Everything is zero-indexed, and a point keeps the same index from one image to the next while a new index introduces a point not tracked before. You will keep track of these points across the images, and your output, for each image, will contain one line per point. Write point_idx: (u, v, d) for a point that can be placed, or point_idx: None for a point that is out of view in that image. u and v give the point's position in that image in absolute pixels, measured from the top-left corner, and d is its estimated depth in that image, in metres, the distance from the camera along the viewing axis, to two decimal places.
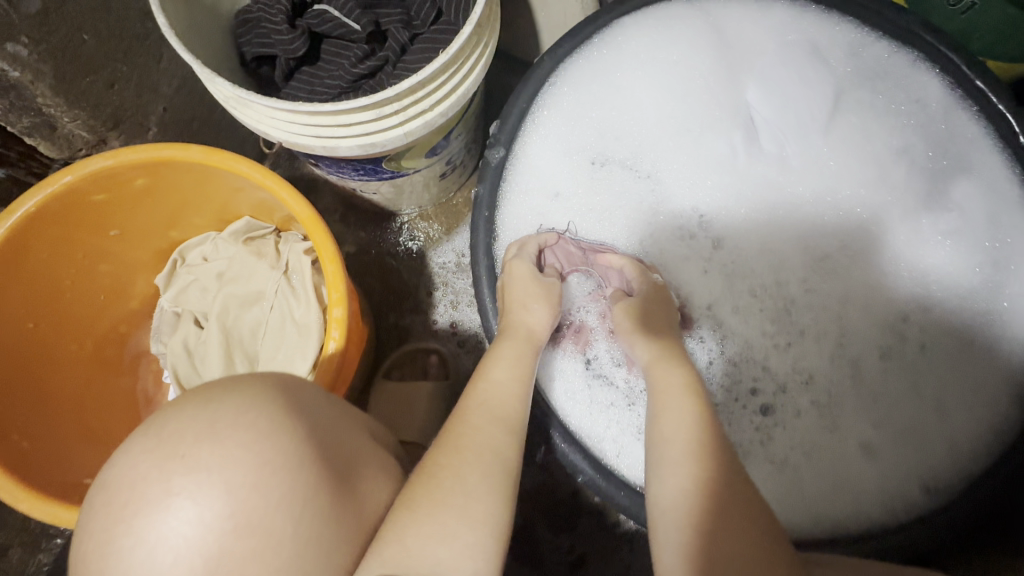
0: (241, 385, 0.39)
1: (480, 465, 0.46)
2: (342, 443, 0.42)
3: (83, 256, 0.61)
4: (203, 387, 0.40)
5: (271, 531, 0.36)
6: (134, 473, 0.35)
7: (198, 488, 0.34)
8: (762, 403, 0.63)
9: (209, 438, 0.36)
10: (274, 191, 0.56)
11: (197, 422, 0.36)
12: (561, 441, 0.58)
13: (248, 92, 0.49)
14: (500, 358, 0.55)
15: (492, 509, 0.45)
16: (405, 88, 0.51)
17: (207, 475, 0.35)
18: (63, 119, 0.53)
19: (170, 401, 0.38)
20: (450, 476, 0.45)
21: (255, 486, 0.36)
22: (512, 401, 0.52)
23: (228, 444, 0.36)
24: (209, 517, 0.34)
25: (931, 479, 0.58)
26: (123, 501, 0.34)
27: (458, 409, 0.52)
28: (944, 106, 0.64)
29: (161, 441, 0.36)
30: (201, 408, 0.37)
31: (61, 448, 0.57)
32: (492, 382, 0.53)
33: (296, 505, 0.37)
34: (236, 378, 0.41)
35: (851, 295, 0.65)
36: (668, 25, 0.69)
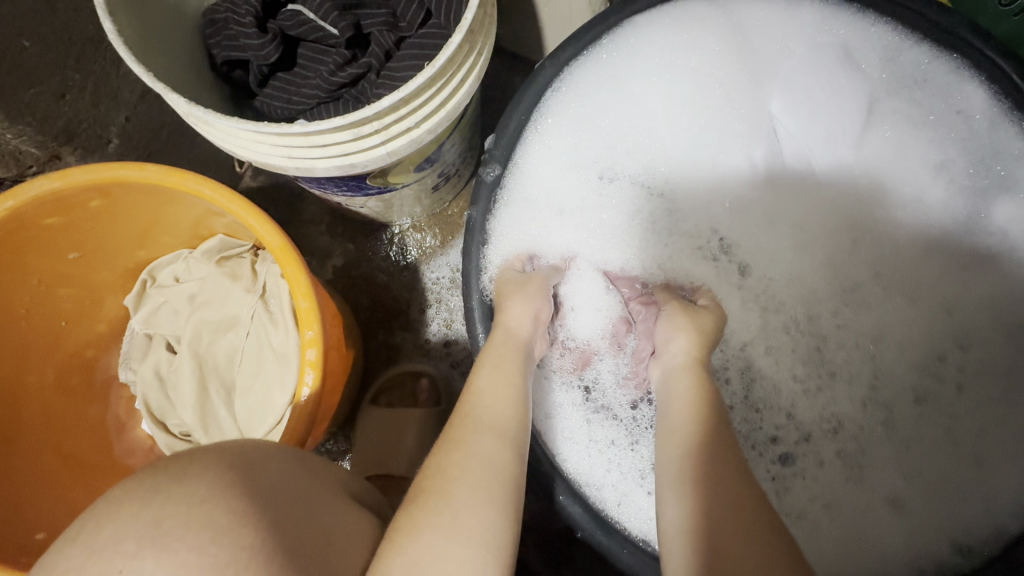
0: (193, 470, 0.34)
1: (468, 493, 0.42)
2: (311, 516, 0.38)
3: (40, 283, 0.56)
4: (146, 474, 0.34)
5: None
6: None
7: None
8: (782, 452, 0.58)
9: (155, 544, 0.30)
10: (241, 217, 0.51)
11: (137, 525, 0.30)
12: (563, 495, 0.53)
13: (205, 111, 0.43)
14: (488, 364, 0.52)
15: (488, 527, 0.41)
16: (385, 106, 0.45)
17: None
18: (5, 136, 0.48)
19: (106, 497, 0.32)
20: (434, 497, 0.42)
21: None
22: (504, 409, 0.49)
23: (179, 551, 0.30)
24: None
25: (966, 538, 0.53)
26: None
27: (443, 432, 0.48)
28: (989, 120, 0.57)
29: (91, 557, 0.29)
30: (141, 506, 0.31)
31: (16, 496, 0.53)
32: (478, 394, 0.50)
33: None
34: (189, 456, 0.35)
35: (884, 331, 0.60)
36: (686, 25, 0.62)
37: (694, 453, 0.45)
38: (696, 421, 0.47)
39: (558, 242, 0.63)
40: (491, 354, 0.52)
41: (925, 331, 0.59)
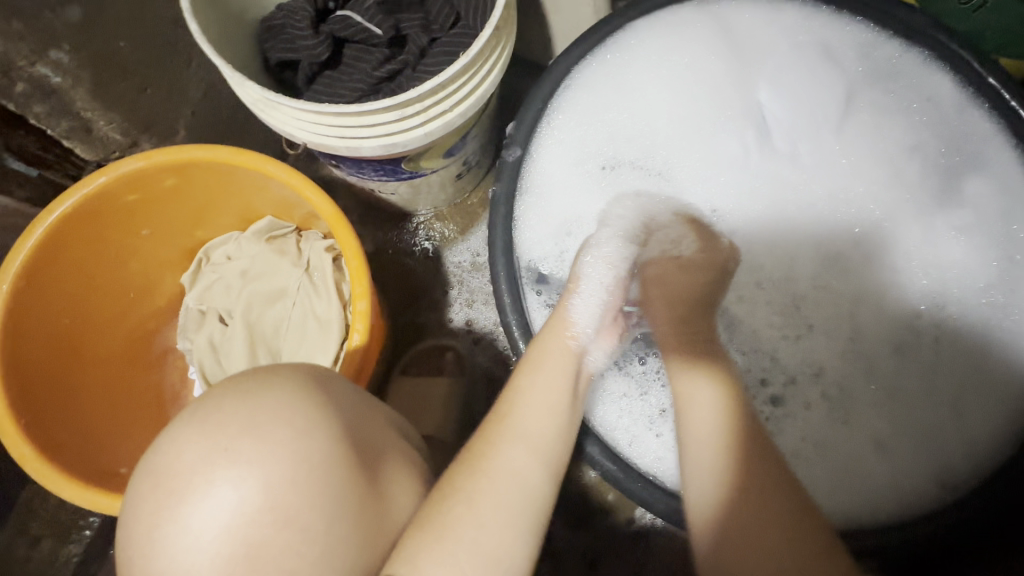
0: (279, 378, 0.42)
1: (492, 506, 0.45)
2: (371, 443, 0.44)
3: (115, 254, 0.63)
4: (243, 377, 0.42)
5: (306, 527, 0.38)
6: (181, 462, 0.38)
7: (240, 479, 0.38)
8: (774, 395, 0.64)
9: (252, 431, 0.39)
10: (300, 189, 0.58)
11: (238, 415, 0.39)
12: (596, 451, 0.58)
13: (276, 95, 0.52)
14: (537, 368, 0.54)
15: (507, 541, 0.44)
16: (427, 89, 0.53)
17: (246, 467, 0.38)
18: (99, 121, 0.58)
19: (214, 391, 0.42)
20: (461, 505, 0.45)
21: (291, 483, 0.38)
22: (545, 420, 0.51)
23: (269, 440, 0.39)
24: (248, 507, 0.38)
25: (948, 476, 0.58)
26: (167, 489, 0.38)
27: (481, 429, 0.51)
28: (956, 105, 0.64)
29: (204, 433, 0.39)
30: (242, 403, 0.40)
31: (95, 441, 0.59)
32: (522, 394, 0.52)
33: (330, 503, 0.39)
34: (275, 368, 0.43)
35: (861, 292, 0.66)
36: (680, 27, 0.70)
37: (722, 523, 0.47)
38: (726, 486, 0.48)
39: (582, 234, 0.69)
40: (532, 361, 0.54)
41: (905, 292, 0.65)
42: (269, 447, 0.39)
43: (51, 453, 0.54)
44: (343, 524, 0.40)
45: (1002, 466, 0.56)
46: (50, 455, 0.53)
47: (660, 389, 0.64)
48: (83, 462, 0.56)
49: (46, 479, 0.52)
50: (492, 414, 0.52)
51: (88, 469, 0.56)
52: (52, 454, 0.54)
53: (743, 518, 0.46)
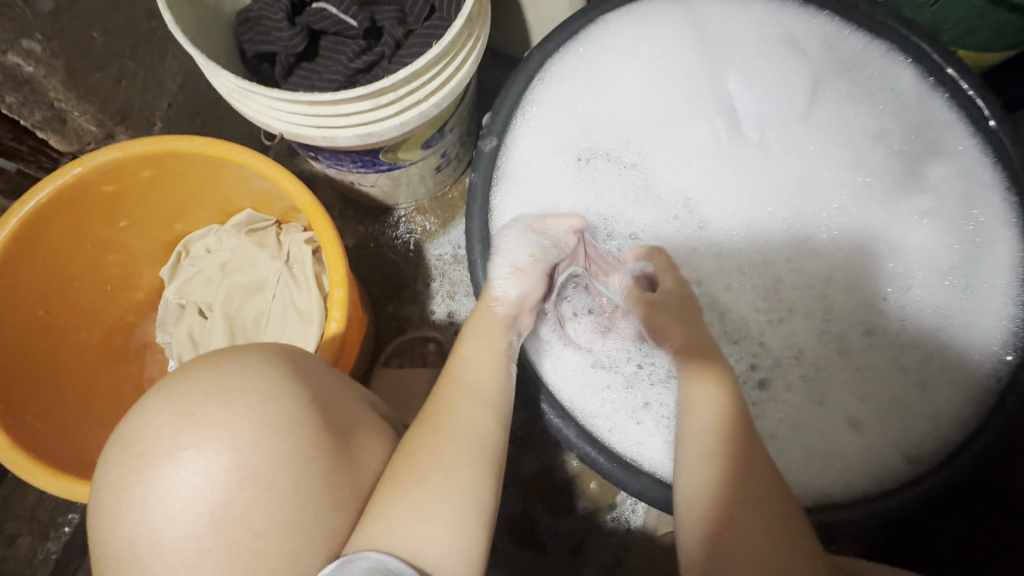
0: (247, 353, 0.45)
1: (452, 452, 0.48)
2: (340, 412, 0.46)
3: (92, 246, 0.63)
4: (212, 352, 0.45)
5: (272, 485, 0.40)
6: (151, 428, 0.41)
7: (205, 442, 0.40)
8: (759, 377, 0.66)
9: (216, 396, 0.41)
10: (276, 179, 0.59)
11: (204, 384, 0.42)
12: (554, 416, 0.59)
13: (250, 84, 0.53)
14: (472, 335, 0.58)
15: (470, 488, 0.47)
16: (400, 78, 0.54)
17: (212, 431, 0.40)
18: (73, 112, 0.56)
19: (186, 365, 0.44)
20: (427, 456, 0.47)
21: (257, 444, 0.41)
22: (487, 375, 0.55)
23: (233, 405, 0.41)
24: (214, 467, 0.40)
25: (916, 450, 0.61)
26: (136, 454, 0.40)
27: (435, 389, 0.54)
28: (918, 94, 0.66)
29: (172, 401, 0.41)
30: (208, 374, 0.43)
31: (71, 432, 0.59)
32: (464, 359, 0.57)
33: (297, 463, 0.41)
34: (242, 346, 0.46)
35: (833, 274, 0.68)
36: (651, 20, 0.72)
37: (720, 437, 0.52)
38: (717, 412, 0.53)
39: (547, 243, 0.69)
40: (475, 327, 0.59)
41: (871, 274, 0.67)
42: (234, 411, 0.41)
43: (22, 441, 0.54)
44: (310, 483, 0.42)
45: (967, 439, 0.59)
46: (25, 444, 0.54)
47: (648, 386, 0.64)
48: (57, 451, 0.56)
49: (18, 468, 0.51)
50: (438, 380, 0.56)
51: (62, 457, 0.56)
52: (27, 443, 0.54)
53: (742, 460, 0.50)
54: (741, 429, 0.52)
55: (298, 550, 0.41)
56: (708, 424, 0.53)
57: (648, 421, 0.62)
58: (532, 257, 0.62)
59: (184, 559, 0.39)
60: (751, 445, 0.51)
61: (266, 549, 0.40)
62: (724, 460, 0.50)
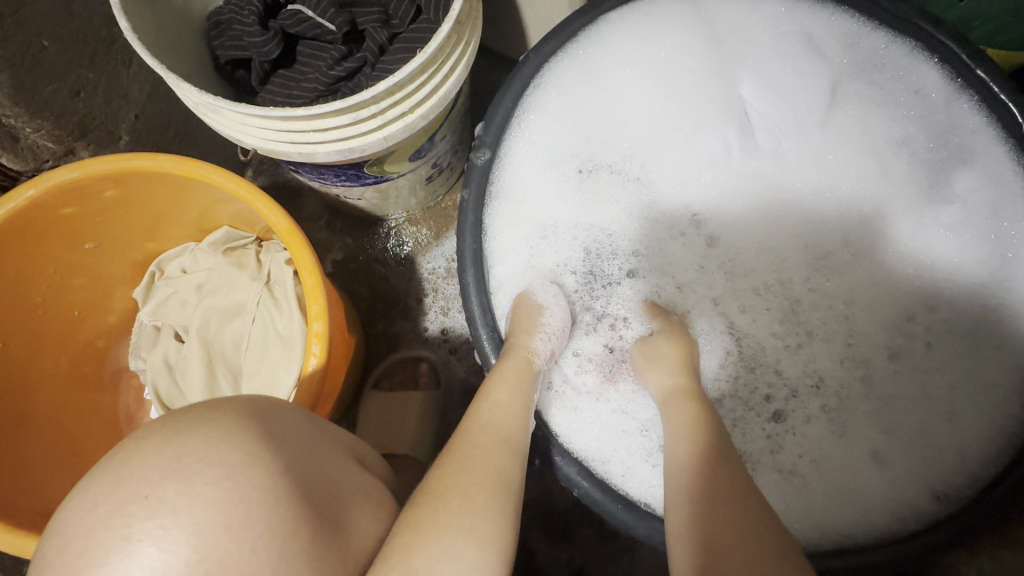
0: (213, 413, 0.38)
1: (482, 496, 0.46)
2: (322, 471, 0.42)
3: (55, 272, 0.59)
4: (170, 416, 0.38)
5: (248, 574, 0.34)
6: (91, 519, 0.33)
7: (164, 530, 0.33)
8: (775, 410, 0.61)
9: (177, 474, 0.34)
10: (250, 201, 0.54)
11: (161, 458, 0.34)
12: (562, 461, 0.55)
13: (215, 97, 0.48)
14: (503, 379, 0.55)
15: (500, 532, 0.45)
16: (381, 90, 0.49)
17: (172, 516, 0.33)
18: (26, 130, 0.51)
19: (135, 434, 0.36)
20: (455, 499, 0.45)
21: (227, 527, 0.34)
22: (513, 422, 0.52)
23: (198, 482, 0.34)
24: (176, 563, 0.32)
25: (944, 487, 0.56)
26: (74, 552, 0.32)
27: (449, 443, 0.51)
28: (944, 97, 0.61)
29: (118, 483, 0.34)
30: (167, 442, 0.35)
31: (35, 475, 0.55)
32: (496, 404, 0.53)
33: (276, 544, 0.35)
34: (206, 404, 0.39)
35: (856, 293, 0.63)
36: (656, 20, 0.66)
37: (698, 467, 0.48)
38: (694, 442, 0.50)
39: (546, 271, 0.65)
40: (509, 372, 0.55)
41: (892, 294, 0.62)
42: (201, 489, 0.34)
43: None
44: (294, 565, 0.36)
45: (996, 477, 0.54)
46: None
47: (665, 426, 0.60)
48: (17, 499, 0.52)
49: None
50: (457, 430, 0.52)
51: (20, 507, 0.51)
52: None
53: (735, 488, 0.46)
54: (715, 458, 0.49)
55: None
56: (686, 455, 0.49)
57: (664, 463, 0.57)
58: (563, 323, 0.61)
59: None
60: (730, 480, 0.47)
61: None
62: (704, 489, 0.46)
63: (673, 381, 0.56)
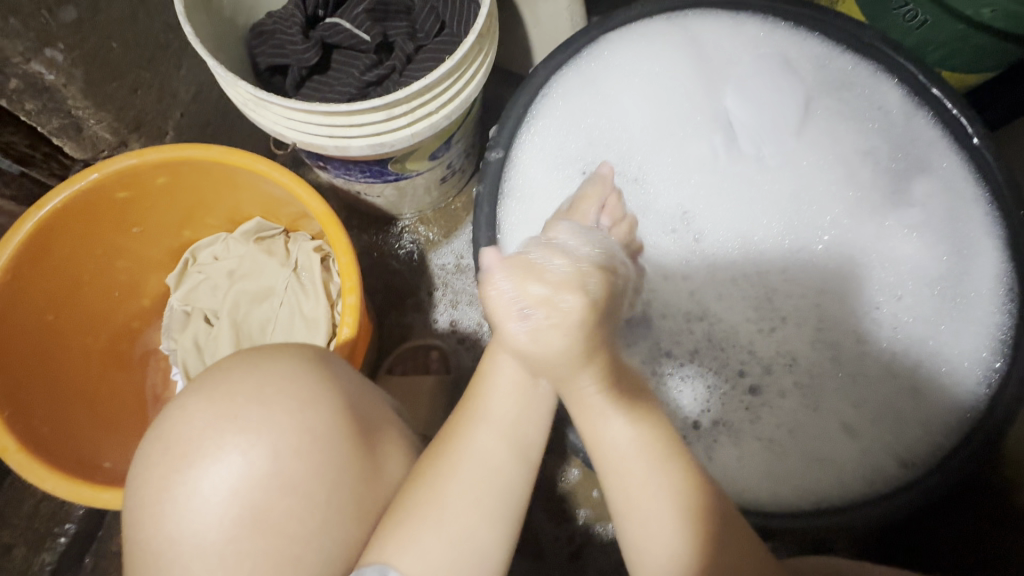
0: (283, 357, 0.45)
1: (454, 489, 0.45)
2: (370, 415, 0.47)
3: (103, 251, 0.64)
4: (254, 352, 0.46)
5: (309, 495, 0.42)
6: (195, 426, 0.42)
7: (246, 445, 0.41)
8: (749, 384, 0.67)
9: (260, 402, 0.43)
10: (290, 188, 0.60)
11: (249, 387, 0.43)
12: (579, 438, 0.60)
13: (267, 93, 0.54)
14: (508, 345, 0.53)
15: (470, 531, 0.44)
16: (414, 90, 0.56)
17: (256, 435, 0.42)
18: (90, 121, 0.58)
19: (230, 361, 0.46)
20: (425, 488, 0.45)
21: (297, 451, 0.42)
22: (512, 402, 0.50)
23: (276, 409, 0.42)
24: (255, 473, 0.41)
25: (910, 455, 0.62)
26: (179, 451, 0.42)
27: (456, 412, 0.51)
28: (904, 113, 0.69)
29: (216, 401, 0.43)
30: (255, 375, 0.44)
31: (76, 435, 0.60)
32: (492, 372, 0.51)
33: (332, 472, 0.43)
34: (280, 347, 0.47)
35: (829, 282, 0.70)
36: (650, 39, 0.74)
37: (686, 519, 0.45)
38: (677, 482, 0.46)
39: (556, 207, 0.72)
40: (510, 335, 0.53)
41: (862, 285, 0.69)
42: (273, 416, 0.42)
43: (32, 446, 0.54)
44: (343, 493, 0.43)
45: (955, 444, 0.61)
46: (33, 447, 0.54)
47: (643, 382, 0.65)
48: (61, 454, 0.56)
49: (25, 471, 0.52)
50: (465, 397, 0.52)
51: (64, 461, 0.56)
52: (35, 446, 0.54)
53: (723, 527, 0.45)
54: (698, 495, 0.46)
55: (330, 555, 0.42)
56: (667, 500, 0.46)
57: None
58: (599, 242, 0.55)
59: (216, 563, 0.40)
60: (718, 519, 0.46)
61: (301, 556, 0.41)
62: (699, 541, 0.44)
63: (636, 454, 0.47)
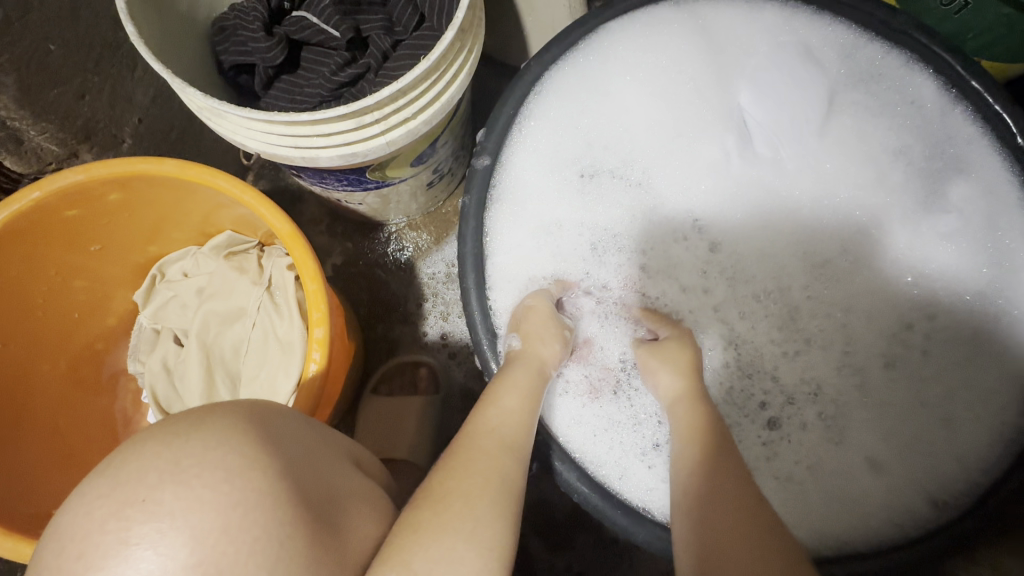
0: (209, 416, 0.38)
1: (471, 508, 0.43)
2: (321, 478, 0.41)
3: (56, 272, 0.59)
4: (171, 419, 0.38)
5: None
6: (90, 521, 0.33)
7: (161, 534, 0.32)
8: (771, 417, 0.62)
9: (174, 478, 0.34)
10: (253, 207, 0.54)
11: (160, 461, 0.34)
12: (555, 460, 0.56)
13: (220, 102, 0.48)
14: (513, 386, 0.53)
15: (499, 543, 0.42)
16: (385, 96, 0.49)
17: (169, 520, 0.33)
18: (30, 132, 0.52)
19: (138, 434, 0.36)
20: (459, 503, 0.43)
21: (224, 529, 0.34)
22: (523, 430, 0.51)
23: (194, 487, 0.34)
24: (173, 567, 0.32)
25: (942, 493, 0.56)
26: (72, 553, 0.32)
27: (458, 440, 0.49)
28: (939, 107, 0.61)
29: (117, 485, 0.34)
30: (164, 446, 0.35)
31: (31, 476, 0.55)
32: (503, 410, 0.51)
33: (273, 547, 0.35)
34: (205, 409, 0.39)
35: (854, 300, 0.63)
36: (656, 30, 0.67)
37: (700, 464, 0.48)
38: (703, 441, 0.49)
39: (552, 221, 0.66)
40: (512, 377, 0.54)
41: (887, 301, 0.63)
42: (194, 492, 0.34)
43: None
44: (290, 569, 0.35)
45: (995, 483, 0.55)
46: None
47: (656, 426, 0.60)
48: (14, 501, 0.52)
49: None
50: (464, 428, 0.50)
51: (17, 509, 0.52)
52: None
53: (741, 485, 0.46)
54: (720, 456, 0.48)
55: None
56: (694, 451, 0.49)
57: (659, 465, 0.57)
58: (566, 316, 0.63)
59: None
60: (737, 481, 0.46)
61: None
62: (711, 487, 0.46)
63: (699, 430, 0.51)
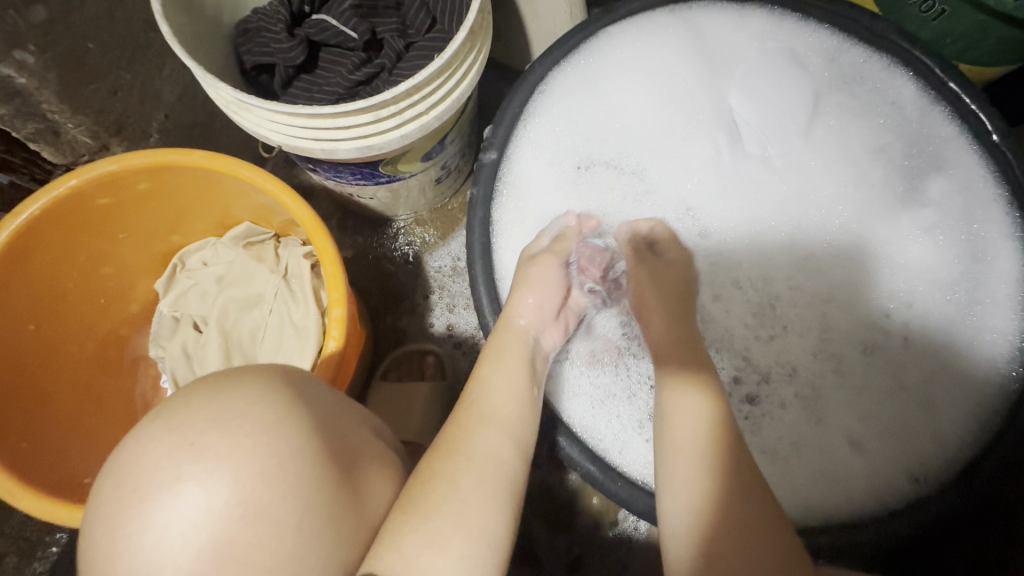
0: (242, 377, 0.41)
1: (454, 488, 0.46)
2: (345, 441, 0.44)
3: (86, 257, 0.63)
4: (210, 377, 0.42)
5: (278, 521, 0.37)
6: (146, 460, 0.37)
7: (208, 473, 0.36)
8: (747, 393, 0.65)
9: (220, 424, 0.38)
10: (275, 195, 0.58)
11: (205, 413, 0.38)
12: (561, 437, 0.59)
13: (248, 96, 0.52)
14: (500, 359, 0.56)
15: (484, 519, 0.46)
16: (401, 92, 0.53)
17: (215, 462, 0.37)
18: (67, 125, 0.56)
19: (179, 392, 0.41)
20: (441, 482, 0.47)
21: (262, 476, 0.37)
22: (512, 401, 0.54)
23: (236, 434, 0.38)
24: (219, 502, 0.36)
25: (921, 470, 0.59)
26: (128, 488, 0.36)
27: (452, 417, 0.53)
28: (919, 108, 0.65)
29: (169, 431, 0.38)
30: (208, 400, 0.39)
31: (59, 449, 0.58)
32: (483, 382, 0.55)
33: (304, 496, 0.38)
34: (239, 368, 0.42)
35: (839, 289, 0.67)
36: (652, 33, 0.71)
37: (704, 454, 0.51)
38: (706, 429, 0.53)
39: (554, 209, 0.69)
40: (493, 349, 0.58)
41: (871, 290, 0.66)
42: (235, 443, 0.37)
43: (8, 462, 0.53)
44: (315, 517, 0.39)
45: (972, 460, 0.58)
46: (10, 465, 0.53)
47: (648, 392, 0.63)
48: (44, 470, 0.55)
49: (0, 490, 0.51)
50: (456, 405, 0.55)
51: (46, 478, 0.55)
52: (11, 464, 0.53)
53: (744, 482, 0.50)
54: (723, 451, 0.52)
55: None
56: (698, 434, 0.53)
57: None
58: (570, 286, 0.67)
59: None
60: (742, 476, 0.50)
61: None
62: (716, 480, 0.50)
63: (704, 419, 0.53)
